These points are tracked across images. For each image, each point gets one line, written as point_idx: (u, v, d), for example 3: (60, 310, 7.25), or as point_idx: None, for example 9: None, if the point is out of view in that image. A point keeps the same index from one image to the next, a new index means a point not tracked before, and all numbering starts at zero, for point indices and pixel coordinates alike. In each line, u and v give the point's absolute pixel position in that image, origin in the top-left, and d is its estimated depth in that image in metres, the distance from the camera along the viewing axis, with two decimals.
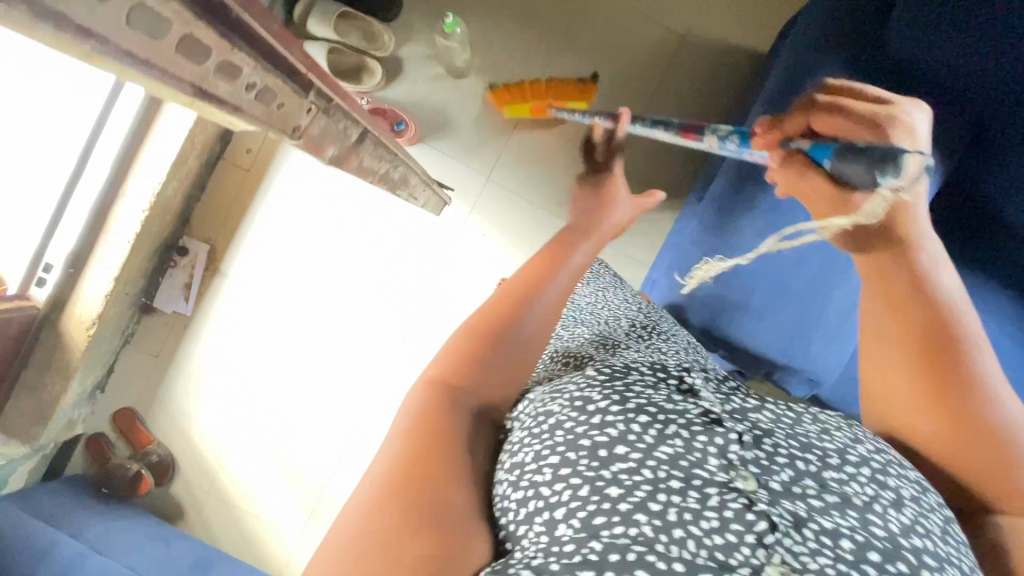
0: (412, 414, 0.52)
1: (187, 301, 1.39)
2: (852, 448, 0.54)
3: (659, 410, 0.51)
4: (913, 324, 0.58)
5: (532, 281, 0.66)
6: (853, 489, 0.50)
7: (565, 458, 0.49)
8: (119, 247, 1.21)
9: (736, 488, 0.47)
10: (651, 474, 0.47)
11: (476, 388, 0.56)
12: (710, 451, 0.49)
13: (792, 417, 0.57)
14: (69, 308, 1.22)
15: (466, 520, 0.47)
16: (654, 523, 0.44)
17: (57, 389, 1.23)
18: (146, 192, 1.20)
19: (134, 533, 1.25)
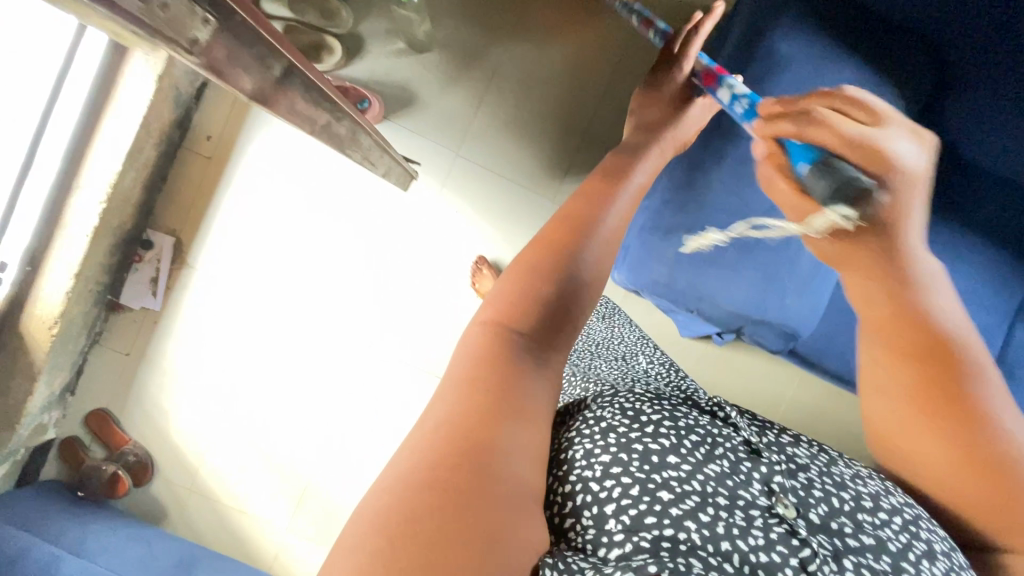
0: (477, 354, 0.49)
1: (155, 296, 1.34)
2: (886, 497, 0.62)
3: (707, 433, 0.61)
4: (921, 344, 0.63)
5: (586, 211, 0.57)
6: (887, 535, 0.59)
7: (616, 458, 0.56)
8: (77, 242, 1.17)
9: (777, 514, 0.57)
10: (699, 487, 0.56)
11: (531, 325, 0.51)
12: (754, 478, 0.59)
13: (826, 459, 0.67)
14: (29, 307, 1.18)
15: (531, 505, 0.46)
16: (703, 532, 0.53)
17: (22, 391, 1.20)
18: (101, 184, 1.15)
19: (114, 535, 1.22)
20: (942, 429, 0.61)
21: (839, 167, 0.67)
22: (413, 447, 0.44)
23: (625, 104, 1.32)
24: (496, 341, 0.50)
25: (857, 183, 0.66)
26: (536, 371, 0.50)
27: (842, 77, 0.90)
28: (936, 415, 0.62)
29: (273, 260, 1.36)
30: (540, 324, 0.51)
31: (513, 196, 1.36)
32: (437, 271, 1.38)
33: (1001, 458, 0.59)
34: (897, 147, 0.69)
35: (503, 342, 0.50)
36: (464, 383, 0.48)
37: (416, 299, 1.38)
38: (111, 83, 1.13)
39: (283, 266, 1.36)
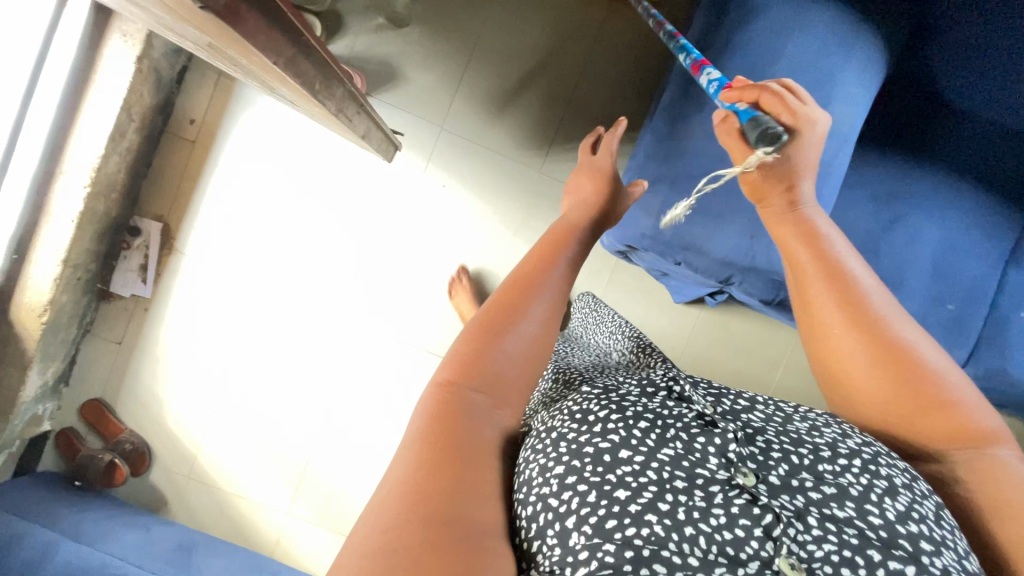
0: (433, 414, 0.53)
1: (145, 283, 1.34)
2: (843, 442, 0.57)
3: (656, 416, 0.56)
4: (814, 255, 0.67)
5: (537, 277, 0.64)
6: (849, 481, 0.54)
7: (570, 466, 0.52)
8: (62, 228, 1.16)
9: (738, 485, 0.53)
10: (655, 475, 0.52)
11: (484, 385, 0.55)
12: (710, 451, 0.55)
13: (783, 416, 0.62)
14: (17, 296, 1.18)
15: (488, 537, 0.48)
16: (665, 522, 0.49)
17: (15, 381, 1.19)
18: (83, 169, 1.15)
19: (113, 522, 1.21)
20: (851, 325, 0.62)
21: (762, 117, 0.65)
22: (373, 513, 0.46)
23: (608, 70, 1.31)
24: (451, 399, 0.54)
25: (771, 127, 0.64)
26: (489, 421, 0.55)
27: (821, 18, 0.88)
28: (864, 340, 0.61)
29: (261, 243, 1.36)
30: (494, 382, 0.56)
31: (500, 168, 1.36)
32: (427, 247, 1.37)
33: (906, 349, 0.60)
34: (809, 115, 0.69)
35: (458, 400, 0.54)
36: (415, 444, 0.51)
37: (408, 276, 1.38)
38: (90, 66, 1.13)
39: (271, 248, 1.36)
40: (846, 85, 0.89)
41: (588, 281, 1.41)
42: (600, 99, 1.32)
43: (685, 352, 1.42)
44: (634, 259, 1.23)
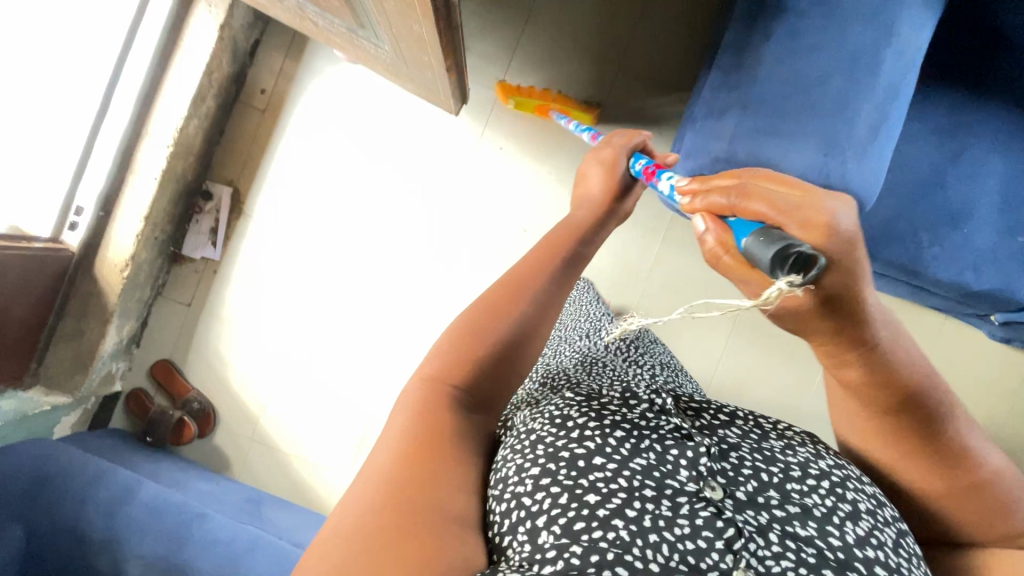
0: (421, 403, 0.56)
1: (214, 246, 1.39)
2: (815, 462, 0.58)
3: (633, 426, 0.57)
4: (894, 405, 0.59)
5: (530, 274, 0.66)
6: (813, 501, 0.55)
7: (545, 469, 0.53)
8: (146, 187, 1.23)
9: (706, 498, 0.52)
10: (626, 482, 0.52)
11: (464, 384, 0.59)
12: (682, 462, 0.54)
13: (758, 433, 0.61)
14: (102, 251, 1.23)
15: (461, 525, 0.49)
16: (631, 527, 0.49)
17: (96, 335, 1.24)
18: (168, 129, 1.22)
19: (186, 474, 1.22)
20: (932, 468, 0.59)
21: (774, 231, 0.45)
22: (359, 490, 0.48)
23: (657, 28, 1.35)
24: (433, 391, 0.57)
25: (797, 245, 0.43)
26: (467, 418, 0.57)
27: None
28: (943, 482, 0.59)
29: (325, 206, 1.41)
30: (475, 377, 0.59)
31: (555, 129, 1.39)
32: (487, 208, 1.40)
33: (984, 488, 0.59)
34: (824, 211, 0.47)
35: (442, 393, 0.57)
36: (400, 430, 0.53)
37: (466, 234, 1.40)
38: (178, 34, 1.22)
39: (337, 212, 1.41)
40: (910, 9, 0.91)
41: (642, 241, 1.43)
42: (649, 59, 1.36)
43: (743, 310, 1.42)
44: None
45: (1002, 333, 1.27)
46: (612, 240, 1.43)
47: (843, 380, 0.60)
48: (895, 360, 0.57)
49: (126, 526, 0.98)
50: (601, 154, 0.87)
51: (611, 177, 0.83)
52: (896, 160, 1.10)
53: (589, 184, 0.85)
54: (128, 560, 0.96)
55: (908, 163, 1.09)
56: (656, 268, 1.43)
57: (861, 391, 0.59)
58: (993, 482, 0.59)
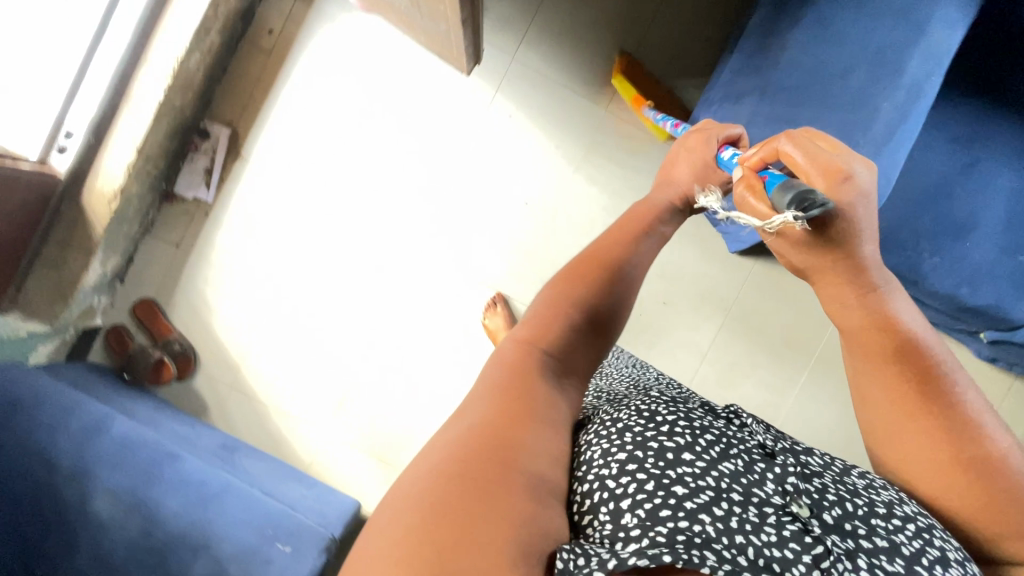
0: (525, 368, 0.54)
1: (208, 188, 1.36)
2: (901, 504, 0.57)
3: (721, 435, 0.59)
4: (896, 356, 0.59)
5: (608, 253, 0.63)
6: (902, 539, 0.54)
7: (633, 455, 0.55)
8: (141, 118, 1.19)
9: (792, 514, 0.53)
10: (714, 482, 0.53)
11: (558, 353, 0.57)
12: (768, 476, 0.56)
13: (839, 468, 0.62)
14: (90, 179, 1.19)
15: (551, 496, 0.49)
16: (717, 524, 0.50)
17: (79, 265, 1.21)
18: (168, 58, 1.17)
19: (163, 415, 1.21)
20: (932, 444, 0.57)
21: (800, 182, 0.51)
22: (458, 433, 0.48)
23: (681, 7, 1.31)
24: (526, 356, 0.56)
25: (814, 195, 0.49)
26: (558, 389, 0.56)
27: None
28: (954, 473, 0.56)
29: (325, 158, 1.37)
30: (566, 346, 0.57)
31: (567, 102, 1.36)
32: (491, 176, 1.37)
33: (994, 469, 0.55)
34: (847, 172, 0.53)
35: (538, 360, 0.55)
36: (496, 387, 0.52)
37: (467, 201, 1.38)
38: None
39: (337, 165, 1.37)
40: (946, 6, 0.87)
41: None
42: (671, 39, 1.32)
43: (737, 303, 1.41)
44: None
45: (989, 351, 1.28)
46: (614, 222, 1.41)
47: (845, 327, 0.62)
48: (894, 312, 0.60)
49: (97, 458, 0.97)
50: (688, 140, 0.78)
51: (700, 172, 0.73)
52: (907, 166, 1.09)
53: (676, 170, 0.76)
54: (95, 491, 0.94)
55: (919, 170, 1.08)
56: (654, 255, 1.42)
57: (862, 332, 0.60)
58: (1007, 471, 0.56)
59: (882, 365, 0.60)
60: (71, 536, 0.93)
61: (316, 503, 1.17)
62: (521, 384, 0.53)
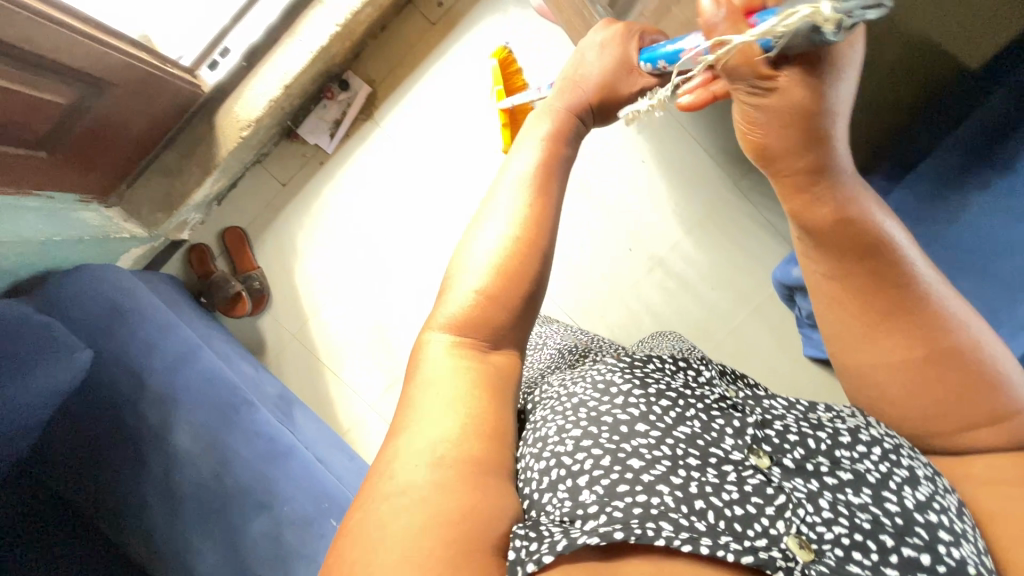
0: (450, 370, 0.56)
1: (331, 138, 1.33)
2: (866, 429, 0.57)
3: (678, 396, 0.57)
4: (862, 249, 0.58)
5: (530, 238, 0.62)
6: (866, 467, 0.53)
7: (587, 432, 0.55)
8: (300, 55, 1.15)
9: (755, 465, 0.52)
10: (669, 450, 0.52)
11: (499, 338, 0.59)
12: (727, 430, 0.55)
13: (805, 407, 0.60)
14: (230, 101, 1.16)
15: (497, 479, 0.52)
16: (676, 494, 0.48)
17: (192, 181, 1.19)
18: (344, 7, 1.14)
19: (232, 349, 1.21)
20: (884, 345, 0.58)
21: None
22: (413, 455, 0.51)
23: None
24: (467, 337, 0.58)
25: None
26: (504, 375, 0.58)
27: None
28: (922, 373, 0.56)
29: (451, 141, 1.35)
30: (487, 332, 0.59)
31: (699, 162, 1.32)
32: None
33: (967, 359, 0.55)
34: None
35: (463, 356, 0.57)
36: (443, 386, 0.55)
37: None
38: None
39: (460, 152, 1.34)
40: None
41: (730, 302, 1.40)
42: None
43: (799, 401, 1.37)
44: (799, 299, 1.24)
45: None
46: (711, 294, 1.40)
47: (816, 232, 0.59)
48: (864, 207, 0.58)
49: (184, 387, 0.97)
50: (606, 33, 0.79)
51: (618, 66, 0.76)
52: None
53: (588, 68, 0.76)
54: (177, 423, 0.95)
55: None
56: (732, 332, 1.40)
57: (823, 229, 0.59)
58: (969, 348, 0.55)
59: (836, 263, 0.60)
60: (142, 457, 0.93)
61: (356, 479, 1.17)
62: (450, 382, 0.55)
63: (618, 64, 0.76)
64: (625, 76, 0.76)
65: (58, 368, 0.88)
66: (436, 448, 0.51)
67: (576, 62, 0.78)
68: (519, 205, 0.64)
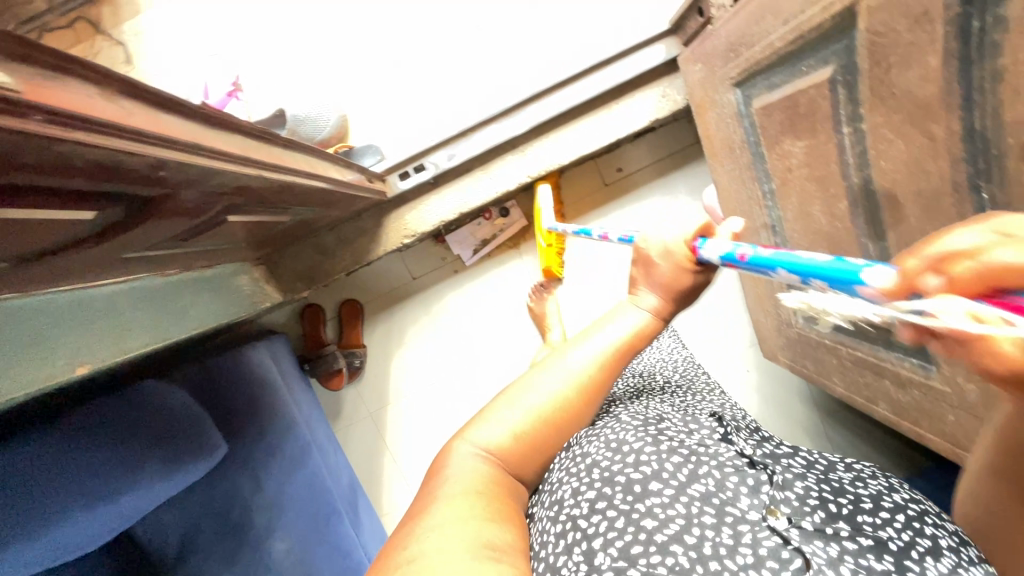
0: (476, 476, 0.52)
1: (473, 253, 1.37)
2: (891, 496, 0.49)
3: (691, 452, 0.52)
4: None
5: (584, 394, 0.58)
6: (889, 535, 0.45)
7: (602, 493, 0.50)
8: (484, 192, 1.18)
9: (771, 526, 0.44)
10: (684, 510, 0.46)
11: (528, 459, 0.57)
12: (742, 489, 0.47)
13: (824, 463, 0.53)
14: (404, 210, 1.20)
15: (524, 557, 0.48)
16: (690, 555, 0.44)
17: (341, 266, 1.22)
18: (542, 162, 1.18)
19: (324, 428, 1.24)
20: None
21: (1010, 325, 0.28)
22: (423, 533, 0.46)
23: None
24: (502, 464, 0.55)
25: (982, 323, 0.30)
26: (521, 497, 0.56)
27: None
28: None
29: (587, 297, 1.38)
30: (523, 459, 0.56)
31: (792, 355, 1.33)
32: None
33: None
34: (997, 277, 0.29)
35: (487, 472, 0.54)
36: (464, 478, 0.52)
37: None
38: (618, 96, 1.16)
39: (589, 307, 1.37)
40: None
41: None
42: None
43: None
44: None
45: None
46: None
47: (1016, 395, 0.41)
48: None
49: (287, 495, 1.01)
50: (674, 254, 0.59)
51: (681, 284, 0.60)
52: None
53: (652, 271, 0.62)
54: (278, 530, 0.98)
55: None
56: None
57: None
58: None
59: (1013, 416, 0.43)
60: (236, 553, 0.94)
61: None
62: (479, 484, 0.52)
63: (688, 272, 0.59)
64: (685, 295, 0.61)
65: (201, 463, 0.87)
66: (464, 524, 0.46)
67: (642, 255, 0.63)
68: (587, 369, 0.58)
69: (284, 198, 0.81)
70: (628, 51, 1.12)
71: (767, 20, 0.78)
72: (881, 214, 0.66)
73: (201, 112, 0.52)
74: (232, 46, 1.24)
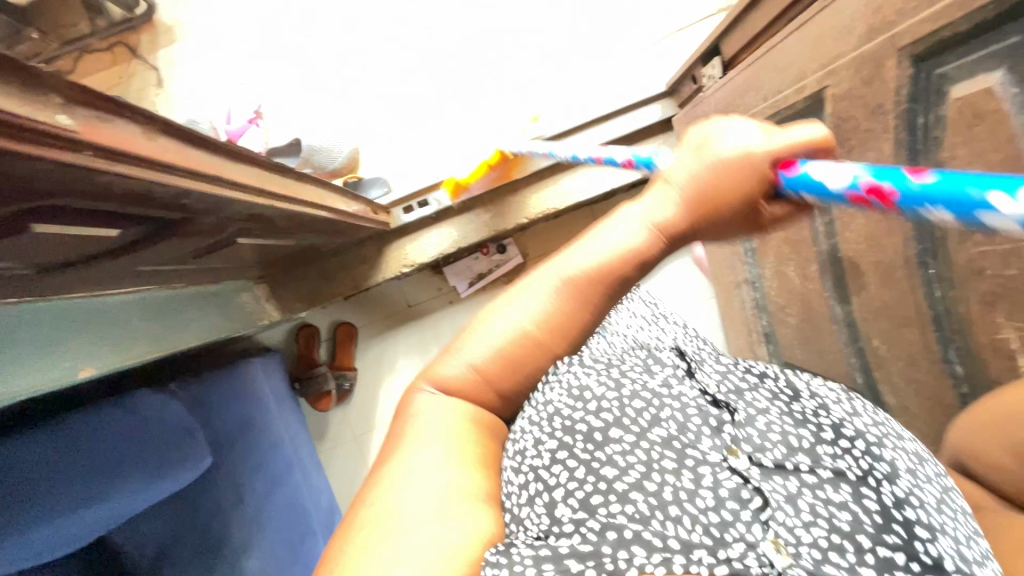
0: (447, 420, 0.49)
1: (468, 286, 1.42)
2: (849, 421, 0.49)
3: (654, 395, 0.50)
4: None
5: (556, 325, 0.49)
6: (847, 463, 0.45)
7: (562, 442, 0.47)
8: (483, 228, 1.25)
9: (731, 467, 0.43)
10: (645, 455, 0.44)
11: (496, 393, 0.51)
12: (704, 430, 0.47)
13: (787, 395, 0.54)
14: (406, 241, 1.26)
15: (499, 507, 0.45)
16: (651, 501, 0.41)
17: (341, 289, 1.27)
18: (540, 203, 1.24)
19: (307, 448, 1.26)
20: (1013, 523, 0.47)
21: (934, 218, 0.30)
22: (398, 480, 0.44)
23: None
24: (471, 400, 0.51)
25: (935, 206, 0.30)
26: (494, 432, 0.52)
27: None
28: None
29: None
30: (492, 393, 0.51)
31: None
32: None
33: None
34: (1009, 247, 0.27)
35: (459, 413, 0.50)
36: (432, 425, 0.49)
37: None
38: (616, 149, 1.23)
39: None
40: None
41: None
42: None
43: None
44: None
45: None
46: None
47: None
48: None
49: (265, 513, 1.03)
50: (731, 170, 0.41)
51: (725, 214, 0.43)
52: None
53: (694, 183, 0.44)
54: (255, 547, 0.98)
55: None
56: None
57: None
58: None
59: None
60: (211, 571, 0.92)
61: None
62: (450, 430, 0.48)
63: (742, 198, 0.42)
64: (735, 226, 0.44)
65: (188, 471, 0.89)
66: (435, 475, 0.44)
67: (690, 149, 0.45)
68: (559, 296, 0.48)
69: (290, 227, 0.87)
70: (626, 109, 1.20)
71: (750, 95, 0.85)
72: (846, 280, 0.71)
73: (223, 146, 0.58)
74: (256, 78, 1.32)
